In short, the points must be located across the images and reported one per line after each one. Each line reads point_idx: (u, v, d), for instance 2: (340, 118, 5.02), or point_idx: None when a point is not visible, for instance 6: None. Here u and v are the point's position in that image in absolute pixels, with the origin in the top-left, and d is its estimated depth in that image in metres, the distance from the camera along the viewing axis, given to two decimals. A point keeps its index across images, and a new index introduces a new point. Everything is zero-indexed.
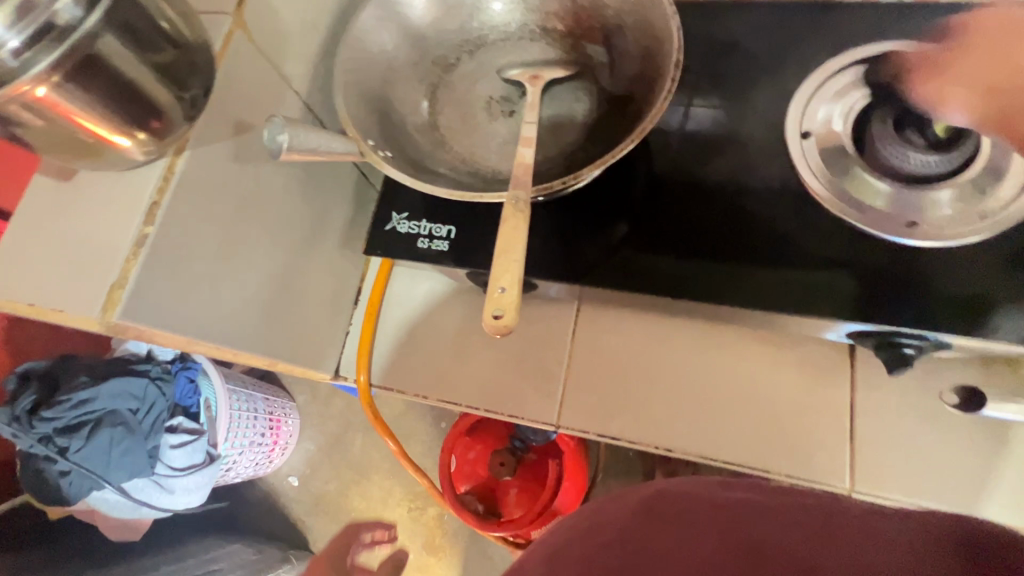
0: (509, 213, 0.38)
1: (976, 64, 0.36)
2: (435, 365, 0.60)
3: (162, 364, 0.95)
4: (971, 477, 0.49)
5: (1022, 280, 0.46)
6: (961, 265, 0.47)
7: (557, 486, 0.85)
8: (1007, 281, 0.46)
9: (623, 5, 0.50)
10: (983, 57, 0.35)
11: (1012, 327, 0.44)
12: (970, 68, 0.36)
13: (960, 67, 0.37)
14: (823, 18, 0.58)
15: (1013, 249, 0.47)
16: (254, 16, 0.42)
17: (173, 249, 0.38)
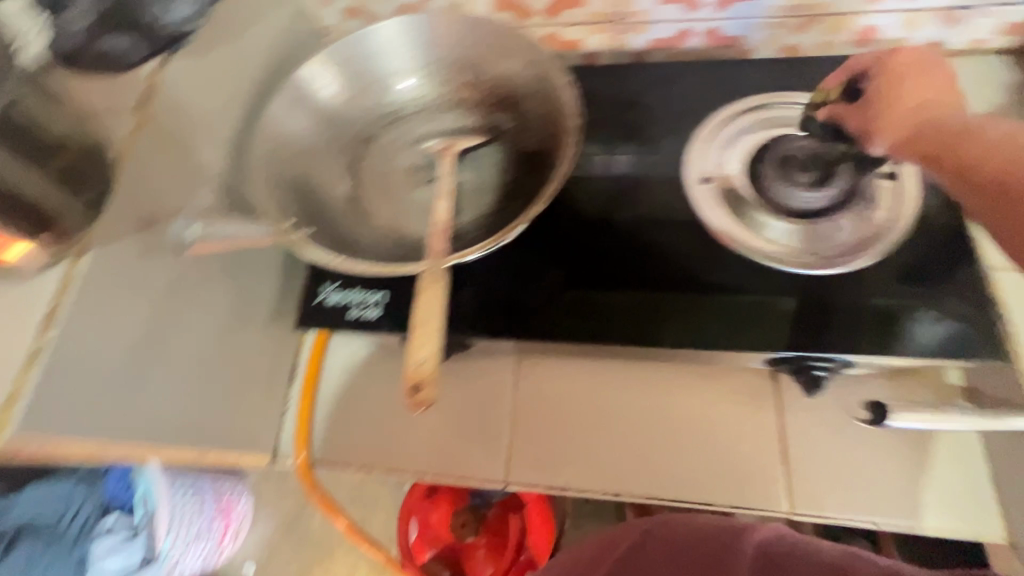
0: (426, 285, 0.39)
1: (927, 134, 0.43)
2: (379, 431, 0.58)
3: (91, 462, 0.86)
4: (895, 485, 0.52)
5: (917, 300, 0.51)
6: (866, 290, 0.51)
7: (522, 543, 0.83)
8: (904, 301, 0.50)
9: (525, 77, 0.54)
10: (946, 126, 0.42)
11: (917, 339, 0.49)
12: (924, 133, 0.43)
13: (914, 120, 0.45)
14: (709, 74, 0.64)
15: (901, 271, 0.52)
16: (158, 113, 0.43)
17: (76, 356, 0.37)
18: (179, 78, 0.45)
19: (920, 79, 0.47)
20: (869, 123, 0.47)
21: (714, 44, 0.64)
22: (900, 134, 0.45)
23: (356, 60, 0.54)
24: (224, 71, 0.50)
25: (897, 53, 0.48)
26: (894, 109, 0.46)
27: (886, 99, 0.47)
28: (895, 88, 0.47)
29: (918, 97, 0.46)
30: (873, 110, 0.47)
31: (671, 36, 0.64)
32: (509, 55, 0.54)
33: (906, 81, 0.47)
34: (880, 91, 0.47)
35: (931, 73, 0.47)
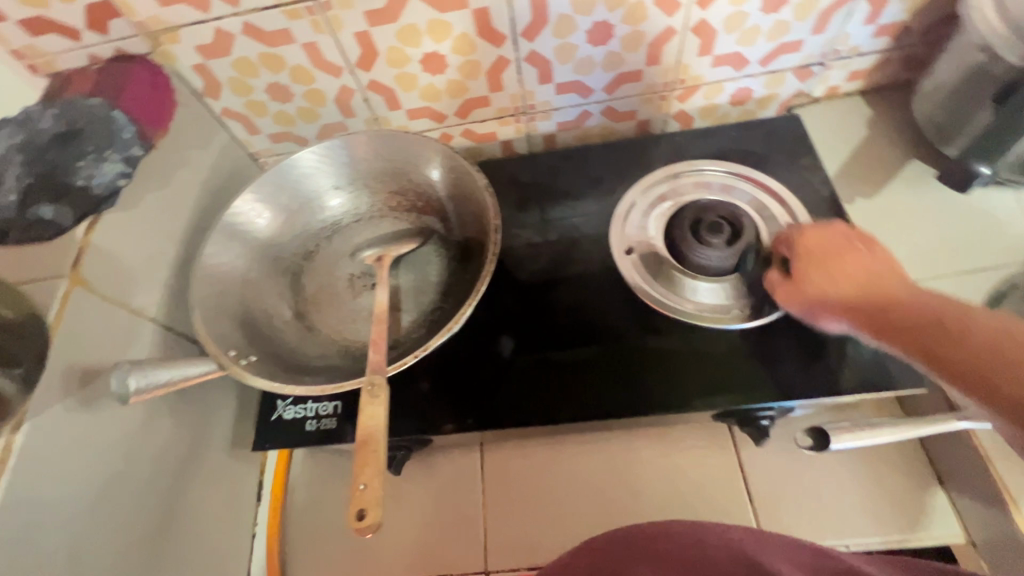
0: (366, 401, 0.42)
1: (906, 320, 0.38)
2: (355, 542, 0.56)
3: None
4: (857, 503, 0.54)
5: None
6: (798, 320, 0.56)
7: None
8: None
9: (445, 181, 0.59)
10: (878, 297, 0.42)
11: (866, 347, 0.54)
12: (870, 298, 0.42)
13: (868, 301, 0.42)
14: (610, 150, 0.71)
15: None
16: (92, 271, 0.45)
17: (17, 535, 0.36)
18: (112, 234, 0.47)
19: (846, 254, 0.46)
20: (810, 302, 0.46)
21: (613, 120, 0.72)
22: (838, 305, 0.44)
23: (286, 188, 0.59)
24: (155, 219, 0.52)
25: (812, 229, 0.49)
26: (834, 281, 0.45)
27: (815, 286, 0.46)
28: (833, 269, 0.45)
29: (871, 266, 0.44)
30: (816, 294, 0.45)
31: (574, 118, 0.71)
32: (426, 162, 0.59)
33: (825, 257, 0.47)
34: (829, 277, 0.45)
35: (846, 252, 0.46)
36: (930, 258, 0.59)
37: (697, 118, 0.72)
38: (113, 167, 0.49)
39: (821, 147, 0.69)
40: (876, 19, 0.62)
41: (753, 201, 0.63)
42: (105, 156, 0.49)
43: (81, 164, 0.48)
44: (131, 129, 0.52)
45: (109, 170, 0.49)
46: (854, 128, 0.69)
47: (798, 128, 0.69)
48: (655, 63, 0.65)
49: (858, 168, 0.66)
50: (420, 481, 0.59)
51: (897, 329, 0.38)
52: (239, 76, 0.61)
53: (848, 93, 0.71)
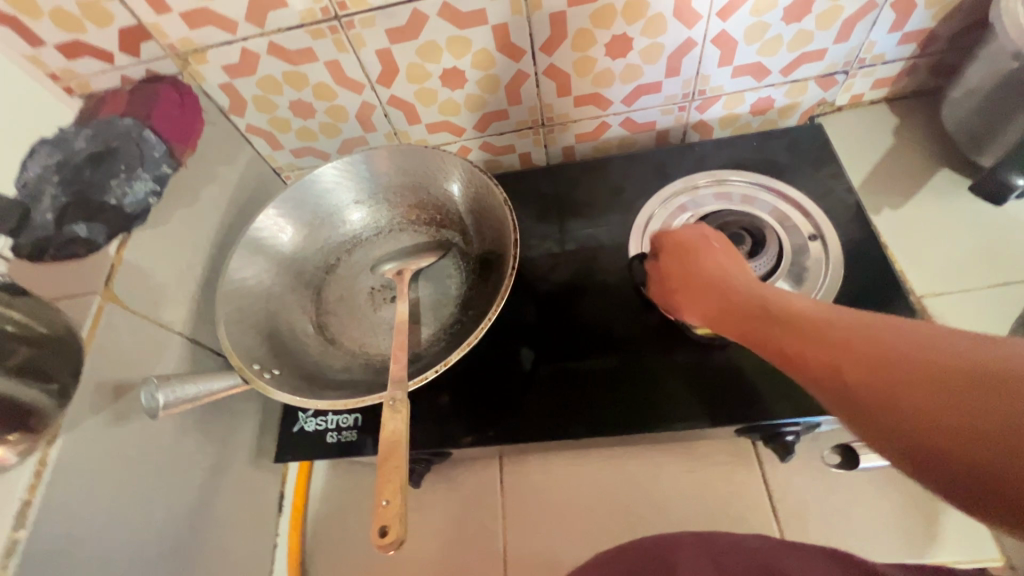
0: (387, 416, 0.42)
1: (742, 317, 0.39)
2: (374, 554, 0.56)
3: None
4: (888, 524, 0.52)
5: None
6: None
7: None
8: None
9: (465, 196, 0.59)
10: (754, 317, 0.38)
11: None
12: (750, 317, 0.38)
13: (721, 306, 0.42)
14: (629, 161, 0.71)
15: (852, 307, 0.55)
16: (123, 287, 0.46)
17: (50, 547, 0.37)
18: (142, 251, 0.49)
19: (699, 255, 0.47)
20: (672, 300, 0.49)
21: (631, 131, 0.72)
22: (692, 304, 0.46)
23: (308, 203, 0.60)
24: (182, 235, 0.54)
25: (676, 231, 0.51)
26: (689, 282, 0.46)
27: (674, 291, 0.49)
28: (687, 269, 0.47)
29: (716, 261, 0.46)
30: (676, 297, 0.48)
31: (592, 130, 0.71)
32: (446, 176, 0.59)
33: (679, 262, 0.48)
34: (677, 282, 0.48)
35: (700, 254, 0.48)
36: (963, 270, 0.57)
37: (717, 129, 0.71)
38: (143, 186, 0.51)
39: (846, 156, 0.67)
40: (902, 27, 0.60)
41: (775, 212, 0.62)
42: (137, 173, 0.51)
43: (113, 181, 0.49)
44: (162, 148, 0.53)
45: (140, 188, 0.50)
46: (881, 136, 0.68)
47: (822, 137, 0.68)
48: (675, 74, 0.64)
49: (885, 177, 0.65)
50: (439, 494, 0.59)
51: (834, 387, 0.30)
52: (263, 94, 0.62)
53: (874, 101, 0.70)
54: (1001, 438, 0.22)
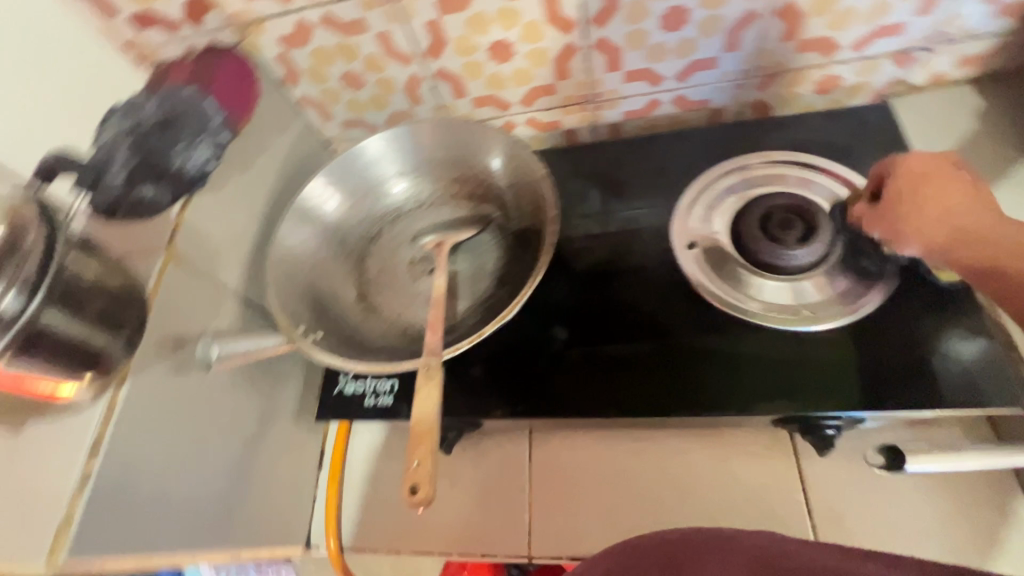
0: (422, 382, 0.43)
1: (981, 241, 0.42)
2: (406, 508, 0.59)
3: None
4: (931, 530, 0.50)
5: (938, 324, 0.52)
6: (874, 325, 0.53)
7: None
8: (925, 332, 0.51)
9: (506, 170, 0.59)
10: (1017, 253, 0.39)
11: (956, 361, 0.49)
12: (1000, 259, 0.40)
13: (964, 235, 0.43)
14: (678, 141, 0.68)
15: (907, 305, 0.53)
16: (183, 248, 0.50)
17: (117, 478, 0.40)
18: (201, 215, 0.53)
19: (944, 188, 0.44)
20: (892, 230, 0.46)
21: (682, 109, 0.69)
22: (920, 240, 0.45)
23: (355, 174, 0.61)
24: (238, 201, 0.57)
25: (911, 155, 0.47)
26: (926, 210, 0.44)
27: (904, 208, 0.45)
28: (920, 196, 0.45)
29: (970, 189, 0.45)
30: (896, 220, 0.46)
31: (642, 107, 0.69)
32: (489, 152, 0.60)
33: (929, 187, 0.45)
34: (907, 200, 0.45)
35: (958, 186, 0.45)
36: None
37: (775, 109, 0.68)
38: (204, 152, 0.52)
39: (919, 142, 0.62)
40: None
41: (832, 197, 0.59)
42: (199, 141, 0.52)
43: (177, 147, 0.50)
44: (219, 117, 0.54)
45: (202, 155, 0.52)
46: (960, 121, 0.63)
47: (892, 120, 0.63)
48: (733, 49, 0.61)
49: (962, 165, 0.60)
50: (469, 463, 0.61)
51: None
52: (316, 65, 0.64)
53: (956, 81, 0.64)
54: None
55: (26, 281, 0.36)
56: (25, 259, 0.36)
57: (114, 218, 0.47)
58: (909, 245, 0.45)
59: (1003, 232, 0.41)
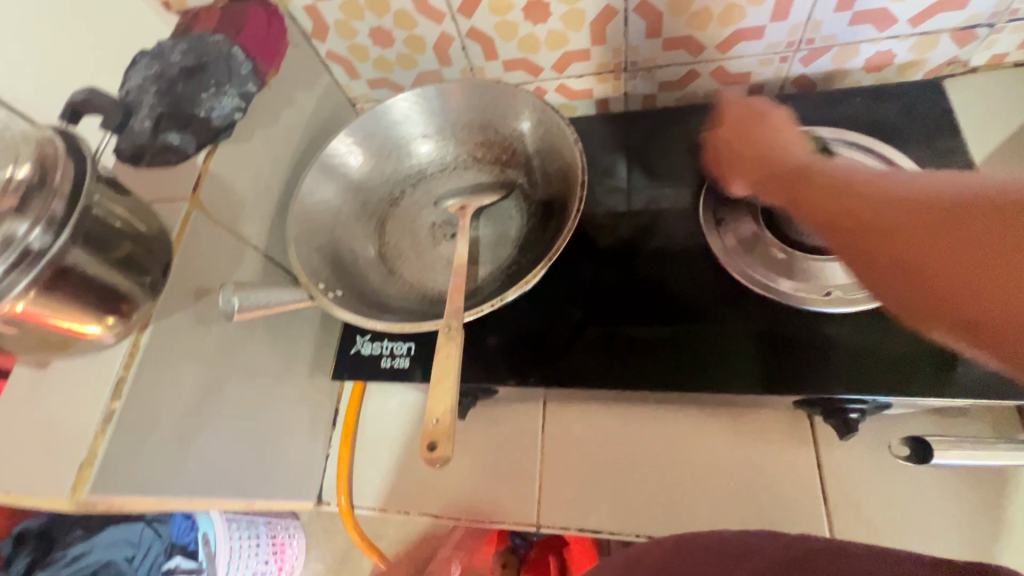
0: (442, 342, 0.43)
1: (765, 169, 0.49)
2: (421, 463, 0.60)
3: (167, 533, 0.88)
4: (952, 526, 0.48)
5: None
6: None
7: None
8: None
9: (534, 134, 0.58)
10: (799, 183, 0.43)
11: None
12: (804, 198, 0.40)
13: (763, 168, 0.49)
14: (714, 114, 0.66)
15: None
16: (208, 195, 0.49)
17: (139, 419, 0.41)
18: (226, 162, 0.51)
19: (761, 131, 0.53)
20: (731, 175, 0.54)
21: (721, 81, 0.66)
22: (750, 176, 0.51)
23: (380, 132, 0.60)
24: (263, 154, 0.56)
25: (733, 109, 0.58)
26: (755, 148, 0.52)
27: (732, 153, 0.54)
28: (746, 138, 0.54)
29: (779, 133, 0.52)
30: (735, 162, 0.53)
31: (678, 78, 0.66)
32: (518, 114, 0.58)
33: (734, 148, 0.54)
34: (737, 145, 0.54)
35: (779, 130, 0.53)
36: None
37: (820, 85, 0.65)
38: (230, 101, 0.51)
39: (973, 125, 0.59)
40: None
41: None
42: (225, 90, 0.51)
43: (203, 96, 0.51)
44: (248, 66, 0.54)
45: (227, 103, 0.51)
46: (1018, 105, 0.59)
47: (945, 101, 0.60)
48: (781, 18, 0.58)
49: (1017, 152, 0.57)
50: (481, 429, 0.61)
51: (857, 233, 0.33)
52: (346, 19, 0.62)
53: (1017, 62, 0.60)
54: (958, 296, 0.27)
55: (52, 218, 0.36)
56: (53, 196, 0.36)
57: (139, 166, 0.48)
58: (740, 184, 0.52)
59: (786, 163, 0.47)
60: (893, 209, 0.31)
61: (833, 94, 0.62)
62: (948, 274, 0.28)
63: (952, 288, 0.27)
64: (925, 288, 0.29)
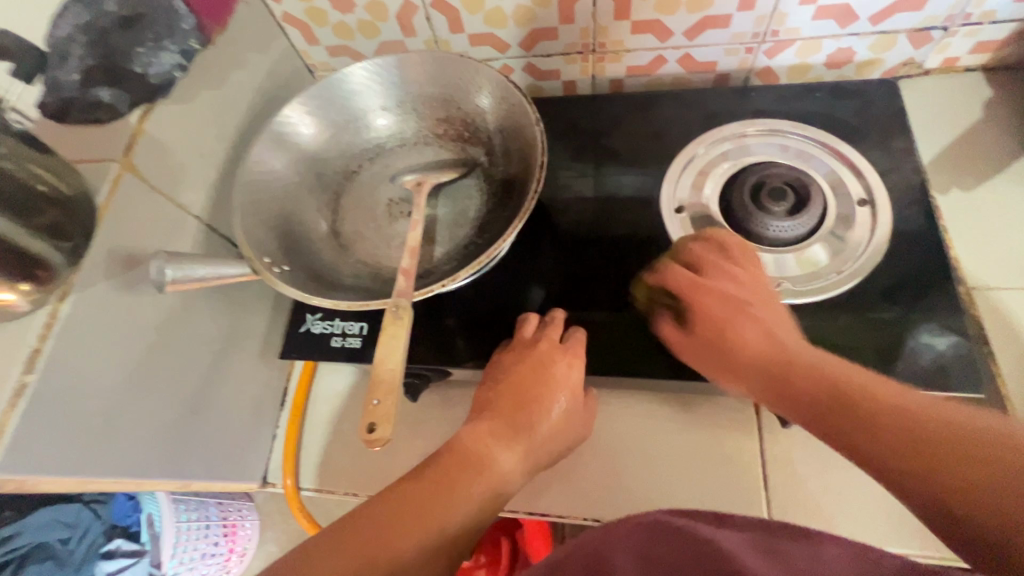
0: (389, 322, 0.42)
1: (746, 359, 0.40)
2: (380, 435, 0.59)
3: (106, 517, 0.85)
4: (882, 511, 0.51)
5: (918, 314, 0.50)
6: (856, 307, 0.51)
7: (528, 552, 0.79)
8: (903, 319, 0.50)
9: (495, 112, 0.56)
10: (794, 375, 0.38)
11: (927, 350, 0.48)
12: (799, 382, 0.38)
13: (745, 352, 0.41)
14: (679, 102, 0.66)
15: (889, 288, 0.52)
16: (142, 158, 0.46)
17: (57, 394, 0.38)
18: (164, 123, 0.48)
19: (715, 289, 0.44)
20: (713, 367, 0.43)
21: (688, 69, 0.66)
22: (714, 350, 0.43)
23: (335, 102, 0.57)
24: (208, 118, 0.53)
25: (679, 270, 0.47)
26: (716, 320, 0.43)
27: (696, 320, 0.44)
28: (709, 303, 0.44)
29: (735, 296, 0.43)
30: (695, 337, 0.44)
31: (646, 63, 0.66)
32: (479, 91, 0.56)
33: (709, 330, 0.43)
34: (695, 301, 0.45)
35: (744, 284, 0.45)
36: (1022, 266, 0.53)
37: (783, 79, 0.65)
38: (170, 58, 0.49)
39: (922, 126, 0.61)
40: None
41: (831, 175, 0.57)
42: (163, 44, 0.48)
43: (140, 50, 0.47)
44: (190, 21, 0.51)
45: (166, 60, 0.48)
46: (965, 109, 0.61)
47: (899, 102, 0.61)
48: (747, 8, 0.58)
49: (962, 154, 0.59)
50: (433, 412, 0.59)
51: (879, 439, 0.32)
52: None
53: (967, 68, 0.62)
54: (986, 506, 0.28)
55: None
56: None
57: (64, 122, 0.42)
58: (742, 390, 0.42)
59: (784, 334, 0.41)
60: (906, 435, 0.32)
61: (794, 89, 0.63)
62: (971, 495, 0.28)
63: (985, 525, 0.28)
64: (936, 500, 0.30)
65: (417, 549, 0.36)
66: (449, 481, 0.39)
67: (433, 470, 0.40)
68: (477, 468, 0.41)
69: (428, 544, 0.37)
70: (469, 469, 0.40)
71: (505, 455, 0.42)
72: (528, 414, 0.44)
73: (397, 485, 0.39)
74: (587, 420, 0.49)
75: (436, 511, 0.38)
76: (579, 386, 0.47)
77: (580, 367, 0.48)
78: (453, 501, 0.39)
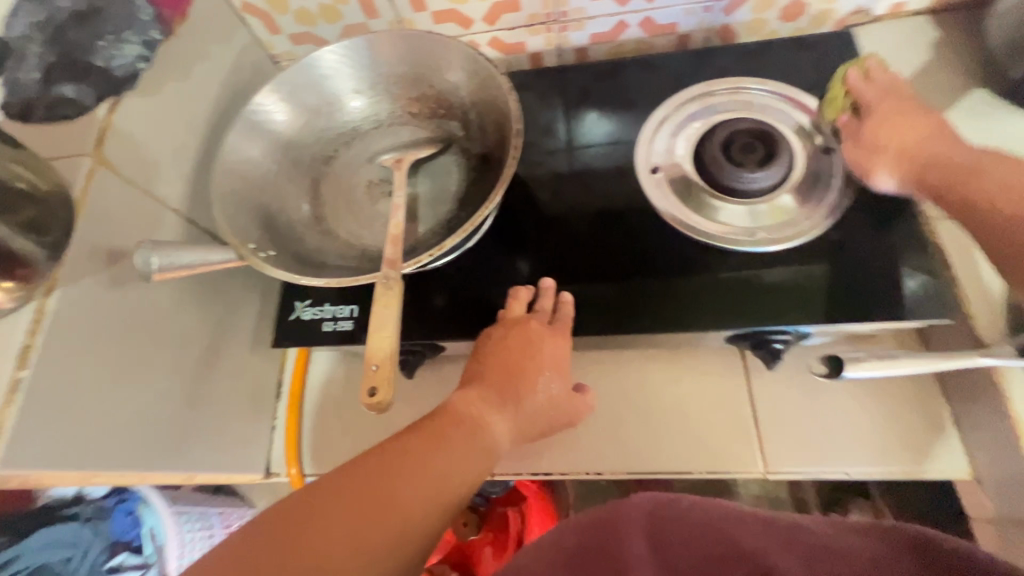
0: (380, 293, 0.42)
1: (929, 176, 0.47)
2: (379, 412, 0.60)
3: (106, 536, 0.83)
4: (865, 437, 0.53)
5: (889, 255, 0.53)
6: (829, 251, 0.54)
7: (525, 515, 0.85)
8: (876, 259, 0.53)
9: (469, 86, 0.57)
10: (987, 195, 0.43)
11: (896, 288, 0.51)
12: None
13: (934, 168, 0.47)
14: (644, 65, 0.67)
15: (859, 229, 0.54)
16: (114, 153, 0.45)
17: (53, 389, 0.38)
18: (133, 116, 0.47)
19: (910, 122, 0.50)
20: (868, 164, 0.51)
21: (649, 33, 0.68)
22: (902, 168, 0.49)
23: (308, 87, 0.57)
24: (177, 110, 0.52)
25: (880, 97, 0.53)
26: (912, 138, 0.50)
27: (879, 137, 0.51)
28: (904, 119, 0.51)
29: (901, 111, 0.51)
30: (877, 152, 0.51)
31: (609, 30, 0.67)
32: (450, 65, 0.57)
33: (938, 169, 0.47)
34: (881, 117, 0.52)
35: (914, 116, 0.51)
36: None
37: (742, 36, 0.68)
38: (132, 49, 0.48)
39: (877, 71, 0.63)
40: None
41: (794, 124, 0.60)
42: (124, 36, 0.48)
43: (101, 44, 0.47)
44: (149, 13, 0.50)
45: (129, 52, 0.48)
46: (916, 51, 0.64)
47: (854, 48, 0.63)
48: None
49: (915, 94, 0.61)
50: (431, 386, 0.60)
51: None
52: None
53: (914, 12, 0.65)
54: None
55: None
56: None
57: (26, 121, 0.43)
58: (886, 173, 0.51)
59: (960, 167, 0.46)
60: None
61: (752, 45, 0.65)
62: None
63: None
64: None
65: (421, 497, 0.39)
66: (445, 438, 0.42)
67: (430, 426, 0.42)
68: (472, 428, 0.43)
69: (431, 495, 0.39)
70: (465, 431, 0.43)
71: (496, 422, 0.44)
72: (517, 386, 0.46)
73: (397, 439, 0.41)
74: (578, 405, 0.50)
75: (432, 462, 0.40)
76: (566, 367, 0.49)
77: (565, 345, 0.50)
78: (449, 453, 0.41)
